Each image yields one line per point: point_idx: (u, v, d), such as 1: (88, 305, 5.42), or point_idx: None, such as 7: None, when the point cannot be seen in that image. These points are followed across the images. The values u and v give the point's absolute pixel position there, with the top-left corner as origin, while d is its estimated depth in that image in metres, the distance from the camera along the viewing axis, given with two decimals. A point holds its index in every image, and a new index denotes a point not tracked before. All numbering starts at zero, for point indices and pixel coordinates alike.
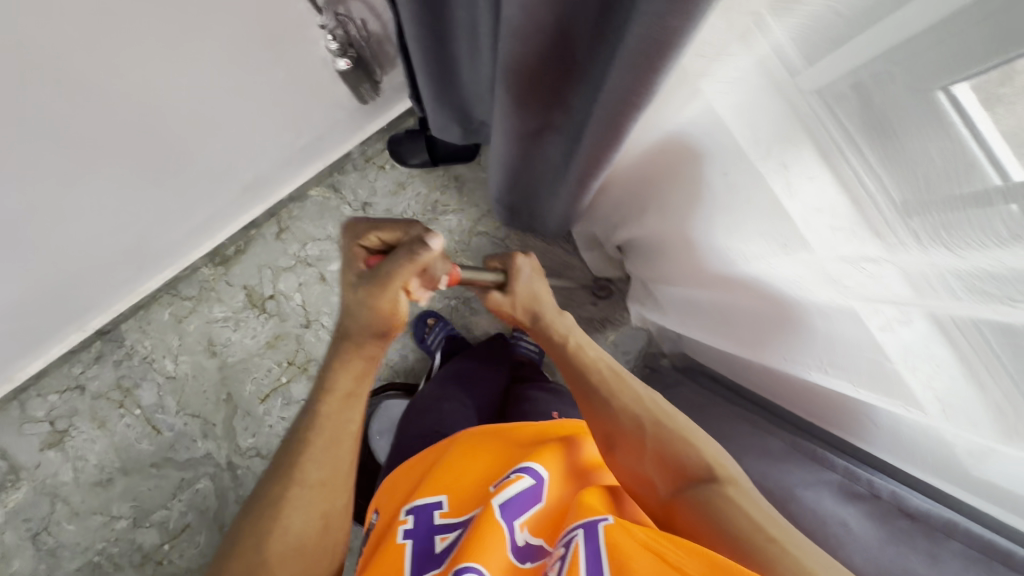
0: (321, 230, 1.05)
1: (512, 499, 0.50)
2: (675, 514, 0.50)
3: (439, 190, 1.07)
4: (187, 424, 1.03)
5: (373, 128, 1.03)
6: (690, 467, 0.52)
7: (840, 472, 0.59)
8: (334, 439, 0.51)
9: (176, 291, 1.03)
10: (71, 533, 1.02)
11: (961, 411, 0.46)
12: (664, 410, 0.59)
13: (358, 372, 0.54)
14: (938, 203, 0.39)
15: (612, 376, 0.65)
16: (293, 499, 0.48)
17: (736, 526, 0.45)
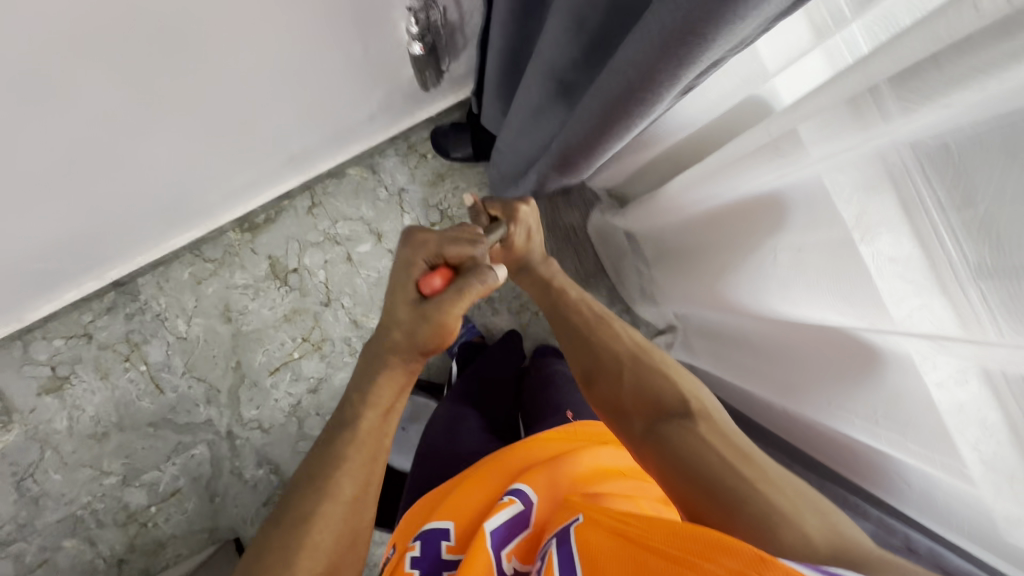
0: (355, 210, 1.04)
1: (500, 524, 0.53)
2: (647, 450, 0.55)
3: (478, 186, 1.06)
4: (191, 387, 1.01)
5: (422, 115, 1.01)
6: (663, 400, 0.58)
7: (874, 522, 0.65)
8: (372, 454, 0.54)
9: (199, 251, 1.01)
10: (57, 483, 1.00)
11: (1007, 474, 0.46)
12: (643, 346, 0.67)
13: (398, 388, 0.58)
14: (1018, 274, 0.39)
15: (593, 316, 0.72)
16: (327, 516, 0.50)
17: (706, 464, 0.50)
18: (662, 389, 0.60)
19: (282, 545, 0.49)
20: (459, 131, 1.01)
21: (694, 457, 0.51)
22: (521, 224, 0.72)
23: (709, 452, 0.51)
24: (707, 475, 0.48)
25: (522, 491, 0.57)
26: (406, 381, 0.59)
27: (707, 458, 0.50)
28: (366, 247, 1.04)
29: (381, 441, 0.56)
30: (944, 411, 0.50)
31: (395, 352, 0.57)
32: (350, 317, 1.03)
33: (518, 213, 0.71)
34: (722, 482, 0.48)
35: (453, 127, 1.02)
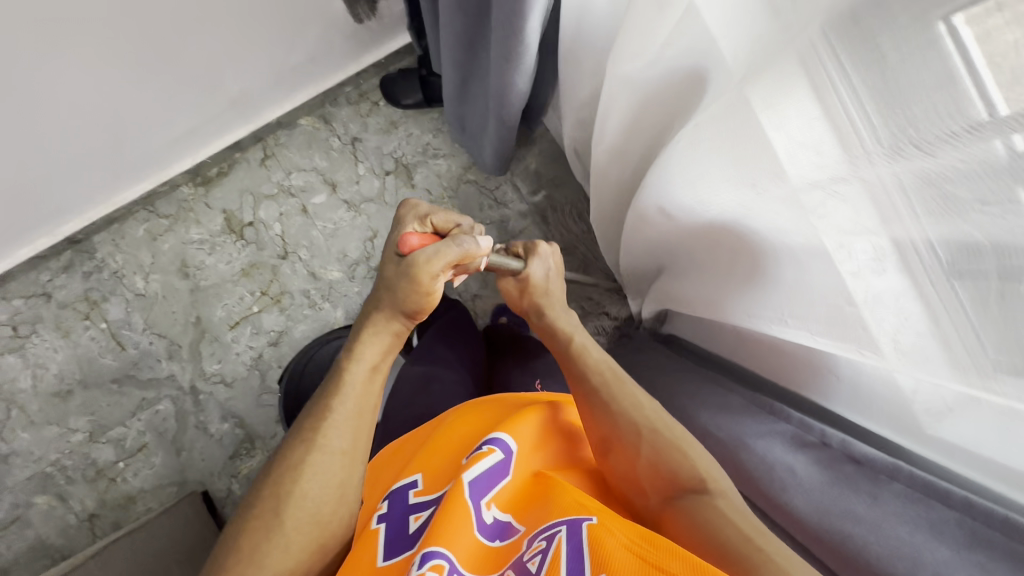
0: (308, 161, 1.02)
1: (481, 476, 0.49)
2: (666, 524, 0.49)
3: (433, 133, 1.04)
4: (153, 343, 1.02)
5: (370, 60, 0.99)
6: (682, 476, 0.51)
7: (794, 423, 0.59)
8: (358, 410, 0.53)
9: (153, 207, 1.00)
10: (25, 441, 1.01)
11: (922, 362, 0.46)
12: (664, 421, 0.56)
13: (385, 344, 0.56)
14: (910, 149, 0.39)
15: (612, 378, 0.60)
16: (316, 464, 0.49)
17: (727, 539, 0.44)
18: (679, 458, 0.52)
19: (275, 484, 0.48)
20: (408, 78, 1.00)
21: (721, 529, 0.45)
22: (539, 260, 0.67)
23: (734, 527, 0.45)
24: (722, 544, 0.44)
25: (502, 439, 0.52)
26: (393, 341, 0.57)
27: (732, 529, 0.45)
28: (320, 197, 1.03)
29: (369, 397, 0.54)
30: (860, 303, 0.49)
31: (377, 308, 0.56)
32: (308, 270, 1.03)
33: (538, 251, 0.66)
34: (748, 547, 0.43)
35: (402, 72, 1.00)
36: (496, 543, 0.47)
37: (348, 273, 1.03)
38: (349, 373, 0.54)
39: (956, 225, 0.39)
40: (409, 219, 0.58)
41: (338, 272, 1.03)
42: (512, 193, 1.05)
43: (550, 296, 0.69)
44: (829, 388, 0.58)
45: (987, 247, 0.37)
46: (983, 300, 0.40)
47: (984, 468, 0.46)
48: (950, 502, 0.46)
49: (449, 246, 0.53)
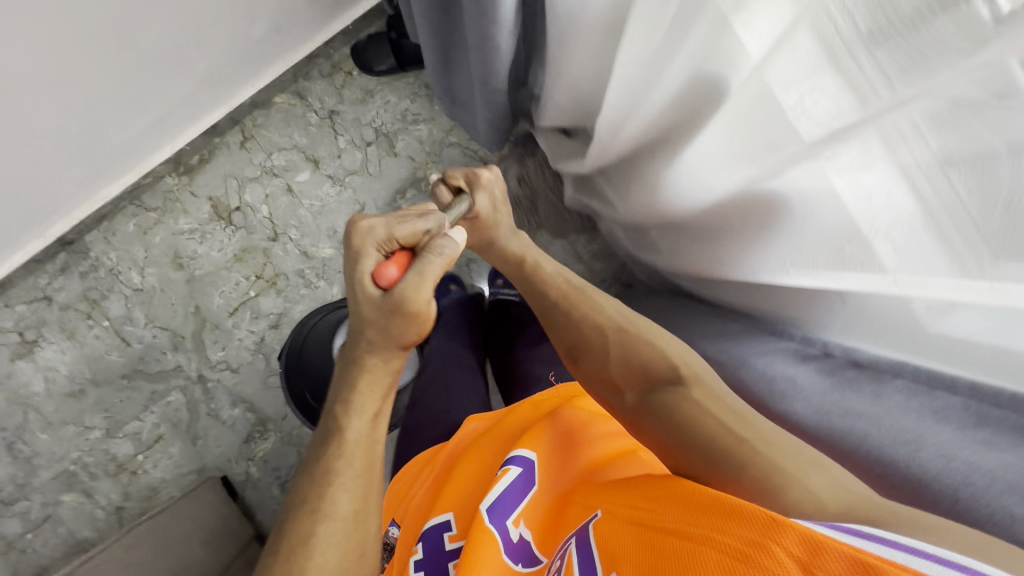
0: (287, 139, 1.01)
1: (499, 498, 0.52)
2: (647, 426, 0.53)
3: (411, 99, 1.01)
4: (156, 337, 1.03)
5: (338, 27, 0.97)
6: (658, 374, 0.55)
7: (796, 340, 0.59)
8: (365, 464, 0.51)
9: (139, 201, 1.00)
10: (46, 442, 1.03)
11: (919, 262, 0.43)
12: (628, 319, 0.63)
13: (381, 390, 0.55)
14: (906, 17, 0.34)
15: (576, 293, 0.68)
16: (326, 534, 0.46)
17: (708, 433, 0.47)
18: (650, 356, 0.58)
19: (282, 567, 0.45)
20: (379, 44, 0.97)
21: (693, 421, 0.49)
22: (484, 190, 0.71)
23: (706, 416, 0.49)
24: (707, 441, 0.47)
25: (522, 458, 0.56)
26: (389, 382, 0.56)
27: (707, 421, 0.48)
28: (304, 175, 1.01)
29: (375, 449, 0.53)
30: (851, 206, 0.45)
31: (371, 350, 0.55)
32: (300, 250, 1.02)
33: (478, 179, 0.70)
34: (726, 445, 0.45)
35: (372, 38, 0.98)
36: (522, 567, 0.48)
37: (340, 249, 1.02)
38: (345, 431, 0.52)
39: (948, 104, 0.35)
40: (373, 245, 0.57)
41: (330, 249, 1.02)
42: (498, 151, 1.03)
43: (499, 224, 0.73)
44: (829, 312, 0.54)
45: (971, 107, 0.34)
46: (983, 185, 0.36)
47: (984, 365, 0.43)
48: (954, 388, 0.46)
49: (432, 262, 0.55)
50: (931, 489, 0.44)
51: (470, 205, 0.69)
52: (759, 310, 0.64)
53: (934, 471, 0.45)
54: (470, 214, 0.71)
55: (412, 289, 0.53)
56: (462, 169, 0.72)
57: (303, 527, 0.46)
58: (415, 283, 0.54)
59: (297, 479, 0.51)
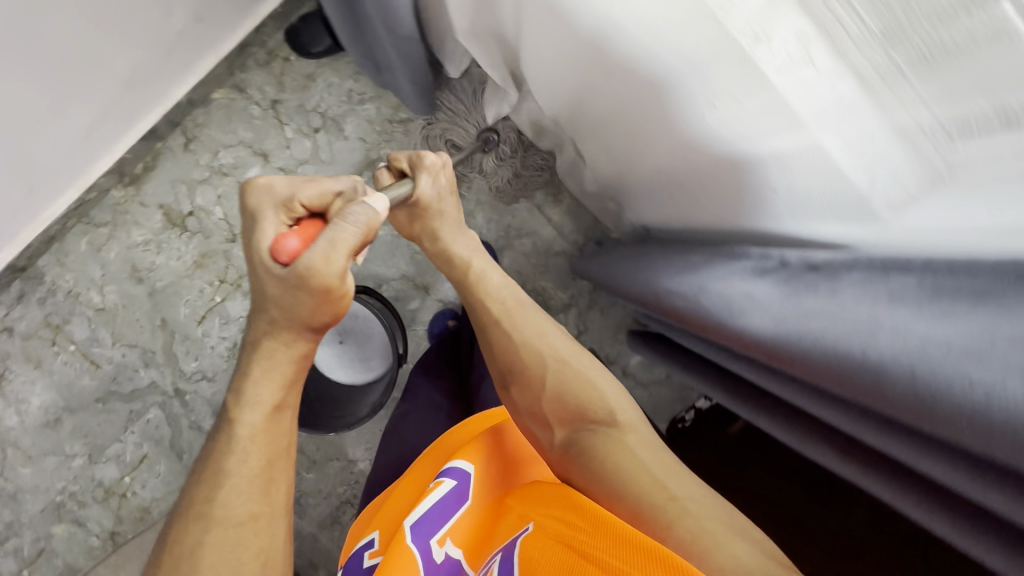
0: (231, 135, 0.97)
1: (428, 511, 0.52)
2: (574, 472, 0.57)
3: (354, 78, 0.98)
4: (126, 355, 1.00)
5: (267, 11, 0.93)
6: (591, 415, 0.60)
7: (752, 258, 0.50)
8: (263, 464, 0.52)
9: (88, 218, 0.97)
10: (28, 476, 1.00)
11: (856, 124, 0.35)
12: (561, 351, 0.67)
13: (281, 377, 0.55)
14: None
15: (515, 305, 0.70)
16: (217, 542, 0.48)
17: (631, 483, 0.51)
18: (591, 396, 0.62)
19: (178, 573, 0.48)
20: (312, 24, 0.93)
21: (628, 468, 0.53)
22: (429, 173, 0.68)
23: (638, 467, 0.53)
24: (637, 495, 0.50)
25: (457, 469, 0.55)
26: (294, 372, 0.56)
27: (637, 472, 0.52)
28: (254, 171, 0.98)
29: (277, 442, 0.54)
30: (768, 70, 0.36)
31: (273, 329, 0.55)
32: None
33: (423, 162, 0.67)
34: (654, 489, 0.50)
35: (304, 19, 0.93)
36: None
37: None
38: (241, 427, 0.53)
39: None
40: (273, 210, 0.58)
41: None
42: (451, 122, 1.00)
43: (443, 216, 0.72)
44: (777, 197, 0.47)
45: None
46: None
47: (948, 243, 0.34)
48: (929, 270, 0.34)
49: (341, 229, 0.52)
50: (884, 393, 0.32)
51: (412, 190, 0.66)
52: (724, 228, 0.58)
53: (881, 367, 0.32)
54: (411, 200, 0.69)
55: (317, 258, 0.50)
56: (407, 153, 0.70)
57: (198, 531, 0.49)
58: (321, 251, 0.51)
59: (197, 475, 0.53)
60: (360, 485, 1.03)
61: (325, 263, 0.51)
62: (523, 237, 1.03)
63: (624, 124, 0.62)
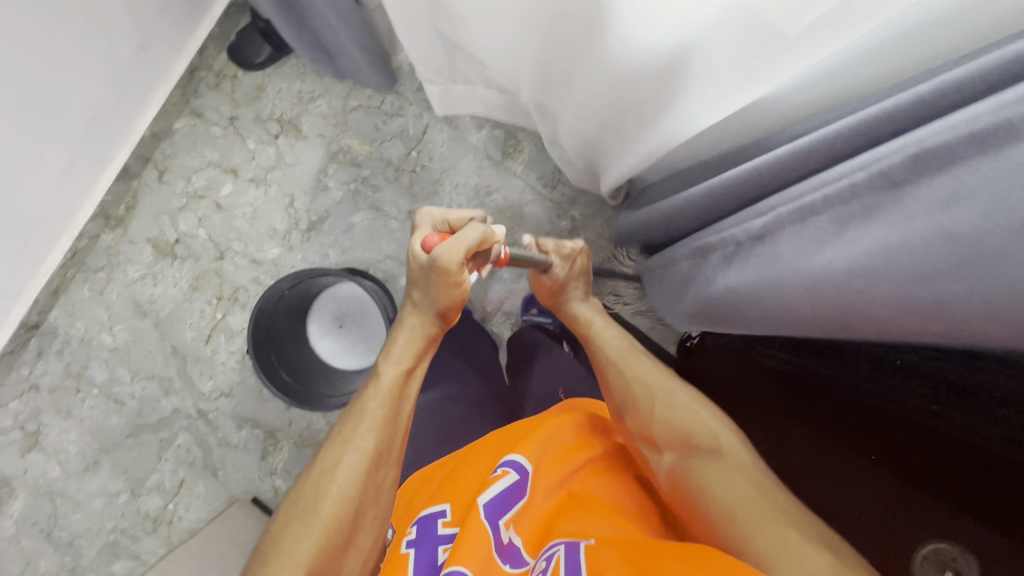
0: (199, 159, 1.02)
1: (497, 496, 0.49)
2: (674, 487, 0.51)
3: (301, 78, 1.02)
4: (146, 387, 1.04)
5: (205, 34, 0.98)
6: (698, 440, 0.53)
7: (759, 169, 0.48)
8: (393, 415, 0.53)
9: (85, 265, 1.02)
10: (80, 522, 1.04)
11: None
12: (668, 387, 0.60)
13: (417, 349, 0.58)
14: None
15: (632, 354, 0.65)
16: (349, 463, 0.49)
17: (729, 506, 0.46)
18: (694, 422, 0.55)
19: (315, 484, 0.48)
20: (250, 37, 0.98)
21: (724, 488, 0.47)
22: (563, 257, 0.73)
23: (738, 486, 0.47)
24: (730, 508, 0.45)
25: (518, 462, 0.52)
26: (424, 347, 0.59)
27: (736, 495, 0.46)
28: (227, 188, 1.02)
29: (404, 405, 0.55)
30: None
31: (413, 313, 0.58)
32: (248, 259, 1.03)
33: (565, 248, 0.73)
34: (753, 513, 0.44)
35: (240, 34, 0.98)
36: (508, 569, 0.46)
37: (286, 245, 1.03)
38: (382, 378, 0.55)
39: None
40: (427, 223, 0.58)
41: (276, 248, 1.03)
42: (400, 100, 1.03)
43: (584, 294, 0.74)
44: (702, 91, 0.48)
45: None
46: None
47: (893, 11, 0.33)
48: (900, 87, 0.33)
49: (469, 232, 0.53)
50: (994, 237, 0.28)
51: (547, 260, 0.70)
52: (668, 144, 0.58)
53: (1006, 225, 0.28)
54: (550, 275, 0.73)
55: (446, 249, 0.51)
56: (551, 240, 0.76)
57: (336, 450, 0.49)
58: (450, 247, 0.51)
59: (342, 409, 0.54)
60: None
61: (452, 259, 0.51)
62: (493, 194, 1.04)
63: (572, 72, 0.63)
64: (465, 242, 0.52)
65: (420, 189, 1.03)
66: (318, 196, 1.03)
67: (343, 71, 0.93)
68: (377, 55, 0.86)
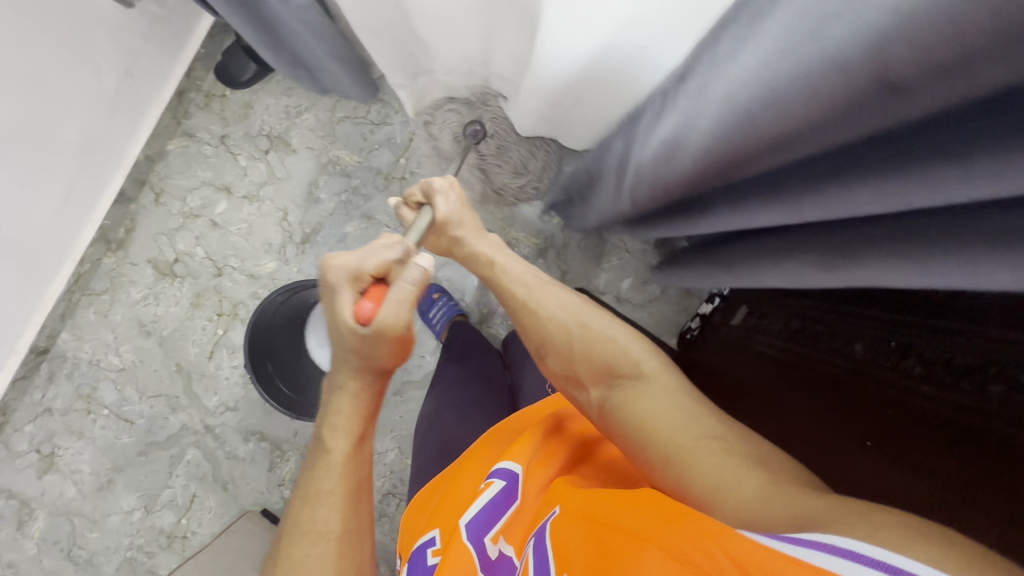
0: (193, 179, 1.04)
1: (480, 513, 0.48)
2: (606, 421, 0.52)
3: (287, 93, 1.03)
4: (154, 406, 1.06)
5: (191, 55, 1.00)
6: (619, 367, 0.54)
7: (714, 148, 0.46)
8: (355, 488, 0.50)
9: (89, 289, 1.04)
10: (98, 540, 1.06)
11: None
12: (584, 317, 0.59)
13: (363, 411, 0.53)
14: None
15: (538, 286, 0.63)
16: (315, 554, 0.46)
17: (657, 433, 0.46)
18: (615, 350, 0.56)
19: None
20: (234, 54, 0.99)
21: (656, 417, 0.47)
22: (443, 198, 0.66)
23: (661, 407, 0.48)
24: (666, 435, 0.45)
25: (507, 468, 0.50)
26: (373, 403, 0.54)
27: (668, 422, 0.46)
28: (222, 206, 1.04)
29: (363, 468, 0.52)
30: None
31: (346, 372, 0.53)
32: (246, 274, 1.04)
33: (432, 186, 0.66)
34: (685, 441, 0.44)
35: (226, 53, 1.00)
36: None
37: (282, 259, 1.04)
38: (330, 454, 0.51)
39: None
40: (343, 280, 0.52)
41: (272, 262, 1.04)
42: (385, 108, 1.04)
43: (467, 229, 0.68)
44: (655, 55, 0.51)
45: None
46: None
47: None
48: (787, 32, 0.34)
49: (402, 290, 0.50)
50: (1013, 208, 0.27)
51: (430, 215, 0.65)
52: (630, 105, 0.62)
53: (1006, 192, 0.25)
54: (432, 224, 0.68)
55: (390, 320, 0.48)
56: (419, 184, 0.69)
57: (303, 547, 0.46)
58: (394, 311, 0.49)
59: (294, 495, 0.50)
60: (396, 474, 1.05)
61: (398, 323, 0.49)
62: (483, 196, 1.04)
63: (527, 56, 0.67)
64: (402, 300, 0.50)
65: None
66: (310, 209, 1.04)
67: (324, 84, 0.92)
68: (354, 65, 0.86)
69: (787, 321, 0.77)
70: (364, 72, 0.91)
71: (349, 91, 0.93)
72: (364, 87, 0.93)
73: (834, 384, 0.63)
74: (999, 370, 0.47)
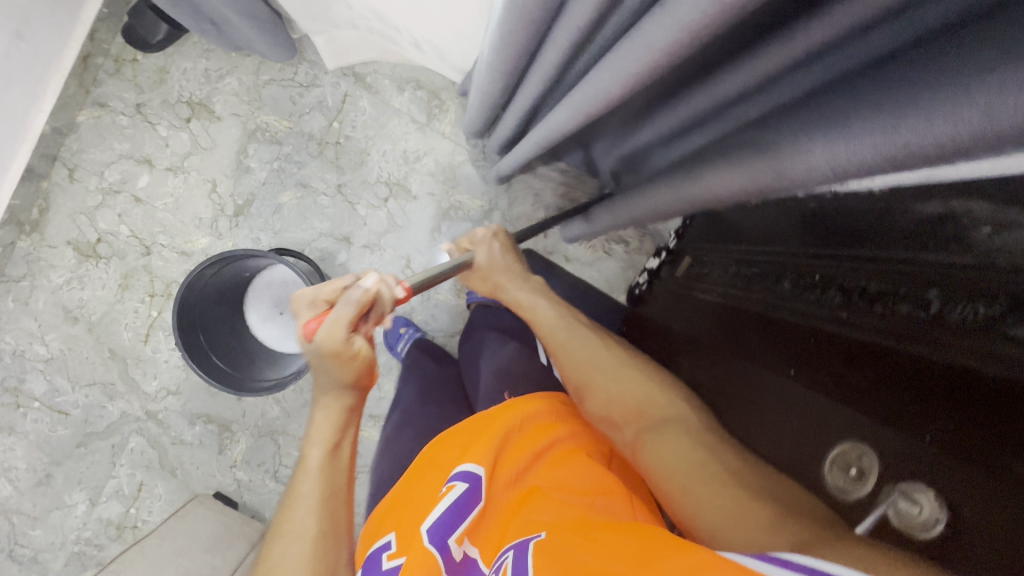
0: (109, 152, 0.97)
1: (442, 517, 0.45)
2: (639, 454, 0.51)
3: (206, 56, 0.98)
4: (89, 395, 1.00)
5: (92, 15, 0.93)
6: (648, 411, 0.55)
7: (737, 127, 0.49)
8: (332, 490, 0.48)
9: (5, 275, 0.97)
10: (41, 537, 1.00)
11: None
12: (620, 363, 0.61)
13: (339, 420, 0.50)
14: None
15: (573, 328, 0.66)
16: (286, 558, 0.44)
17: (684, 476, 0.46)
18: (645, 394, 0.57)
19: None
20: (141, 14, 0.92)
21: (675, 465, 0.48)
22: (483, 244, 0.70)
23: (690, 452, 0.48)
24: (688, 476, 0.46)
25: (471, 471, 0.47)
26: (351, 416, 0.52)
27: (688, 463, 0.47)
28: (144, 179, 0.98)
29: (339, 476, 0.49)
30: None
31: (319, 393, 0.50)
32: (177, 251, 0.99)
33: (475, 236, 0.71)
34: (704, 487, 0.44)
35: (132, 14, 0.93)
36: None
37: (215, 234, 0.99)
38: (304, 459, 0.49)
39: None
40: (304, 306, 0.50)
41: (204, 237, 0.99)
42: (312, 69, 0.99)
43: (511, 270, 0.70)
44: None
45: None
46: None
47: None
48: None
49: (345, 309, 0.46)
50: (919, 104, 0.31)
51: (470, 259, 0.68)
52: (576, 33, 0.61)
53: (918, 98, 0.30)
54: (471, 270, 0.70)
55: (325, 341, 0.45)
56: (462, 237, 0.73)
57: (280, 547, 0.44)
58: (331, 330, 0.45)
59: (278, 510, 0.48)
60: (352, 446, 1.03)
61: (337, 343, 0.45)
62: (422, 158, 1.01)
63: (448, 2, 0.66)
64: (344, 317, 0.46)
65: (346, 161, 1.00)
66: (241, 178, 0.98)
67: (235, 40, 0.87)
68: (260, 16, 0.80)
69: (727, 265, 0.77)
70: (276, 29, 0.85)
71: (266, 51, 0.89)
72: (281, 48, 0.89)
73: (765, 322, 0.63)
74: (908, 291, 0.47)
